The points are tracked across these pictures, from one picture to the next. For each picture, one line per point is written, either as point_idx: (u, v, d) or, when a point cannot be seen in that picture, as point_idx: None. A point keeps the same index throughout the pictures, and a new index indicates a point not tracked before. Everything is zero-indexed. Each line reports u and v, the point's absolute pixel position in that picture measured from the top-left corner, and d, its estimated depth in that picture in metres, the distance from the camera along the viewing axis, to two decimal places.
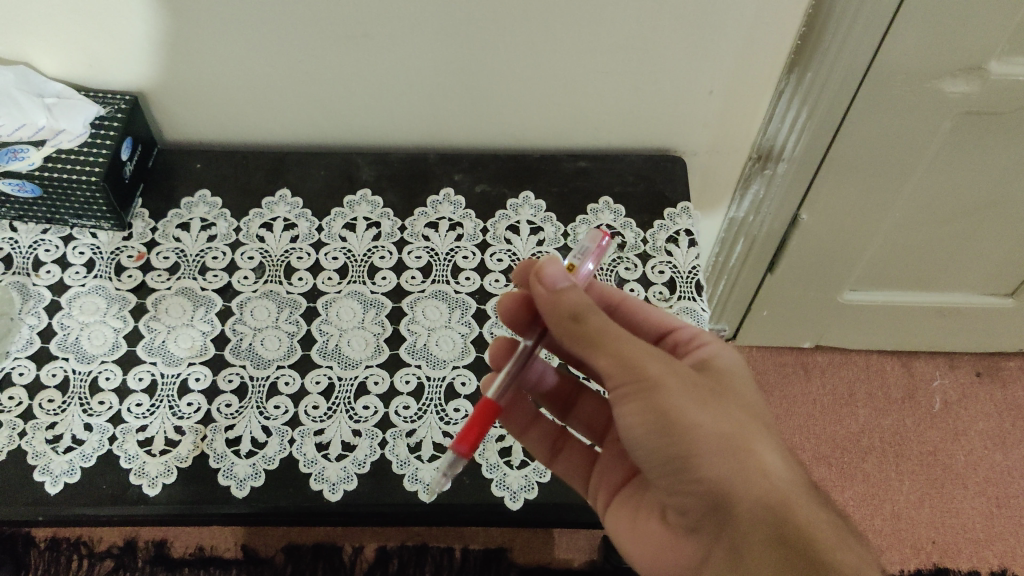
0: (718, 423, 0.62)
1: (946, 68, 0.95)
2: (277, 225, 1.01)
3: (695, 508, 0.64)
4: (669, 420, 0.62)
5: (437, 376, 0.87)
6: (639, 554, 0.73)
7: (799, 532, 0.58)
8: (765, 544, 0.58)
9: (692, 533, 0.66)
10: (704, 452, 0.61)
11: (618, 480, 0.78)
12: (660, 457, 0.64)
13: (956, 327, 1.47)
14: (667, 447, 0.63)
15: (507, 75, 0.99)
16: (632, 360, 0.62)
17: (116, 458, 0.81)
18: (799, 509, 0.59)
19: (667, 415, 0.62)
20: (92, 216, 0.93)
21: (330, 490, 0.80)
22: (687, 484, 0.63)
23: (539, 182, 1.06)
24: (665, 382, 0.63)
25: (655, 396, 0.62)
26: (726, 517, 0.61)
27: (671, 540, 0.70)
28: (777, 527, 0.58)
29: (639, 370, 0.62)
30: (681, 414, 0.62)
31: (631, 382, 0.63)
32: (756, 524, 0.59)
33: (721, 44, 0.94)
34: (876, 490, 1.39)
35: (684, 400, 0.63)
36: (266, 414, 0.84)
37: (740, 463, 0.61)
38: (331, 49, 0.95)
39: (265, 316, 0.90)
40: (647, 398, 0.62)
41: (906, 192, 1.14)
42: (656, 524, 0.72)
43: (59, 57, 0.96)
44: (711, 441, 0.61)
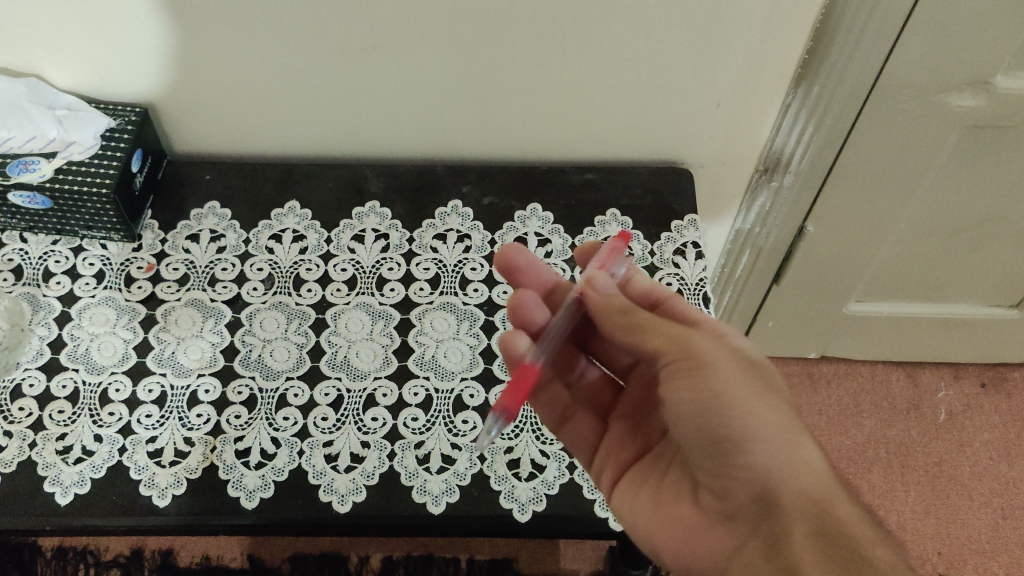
0: (771, 408, 0.50)
1: (949, 82, 0.73)
2: (205, 223, 0.76)
3: (735, 493, 0.49)
4: (717, 401, 0.49)
5: (375, 387, 0.66)
6: (646, 525, 0.55)
7: (844, 525, 0.45)
8: (805, 534, 0.45)
9: (725, 524, 0.50)
10: (757, 436, 0.48)
11: (630, 454, 0.59)
12: (703, 438, 0.50)
13: (959, 342, 1.17)
14: (707, 421, 0.49)
15: (445, 89, 0.74)
16: (679, 338, 0.51)
17: (13, 475, 0.61)
18: (843, 507, 0.46)
19: (719, 394, 0.49)
20: (80, 230, 0.73)
21: (155, 494, 0.60)
22: (729, 475, 0.49)
23: (495, 173, 0.81)
24: (718, 359, 0.50)
25: (703, 373, 0.49)
26: (767, 513, 0.47)
27: (694, 519, 0.52)
28: (819, 519, 0.45)
29: (683, 343, 0.51)
30: (735, 392, 0.49)
31: (679, 364, 0.50)
32: (797, 515, 0.46)
33: (717, 32, 0.68)
34: (942, 505, 1.12)
35: (737, 376, 0.50)
36: (100, 422, 0.63)
37: (790, 453, 0.48)
38: (218, 66, 0.71)
39: (136, 309, 0.70)
40: (693, 375, 0.50)
41: (915, 193, 0.87)
42: (684, 501, 0.53)
43: (68, 70, 0.72)
44: (766, 423, 0.49)
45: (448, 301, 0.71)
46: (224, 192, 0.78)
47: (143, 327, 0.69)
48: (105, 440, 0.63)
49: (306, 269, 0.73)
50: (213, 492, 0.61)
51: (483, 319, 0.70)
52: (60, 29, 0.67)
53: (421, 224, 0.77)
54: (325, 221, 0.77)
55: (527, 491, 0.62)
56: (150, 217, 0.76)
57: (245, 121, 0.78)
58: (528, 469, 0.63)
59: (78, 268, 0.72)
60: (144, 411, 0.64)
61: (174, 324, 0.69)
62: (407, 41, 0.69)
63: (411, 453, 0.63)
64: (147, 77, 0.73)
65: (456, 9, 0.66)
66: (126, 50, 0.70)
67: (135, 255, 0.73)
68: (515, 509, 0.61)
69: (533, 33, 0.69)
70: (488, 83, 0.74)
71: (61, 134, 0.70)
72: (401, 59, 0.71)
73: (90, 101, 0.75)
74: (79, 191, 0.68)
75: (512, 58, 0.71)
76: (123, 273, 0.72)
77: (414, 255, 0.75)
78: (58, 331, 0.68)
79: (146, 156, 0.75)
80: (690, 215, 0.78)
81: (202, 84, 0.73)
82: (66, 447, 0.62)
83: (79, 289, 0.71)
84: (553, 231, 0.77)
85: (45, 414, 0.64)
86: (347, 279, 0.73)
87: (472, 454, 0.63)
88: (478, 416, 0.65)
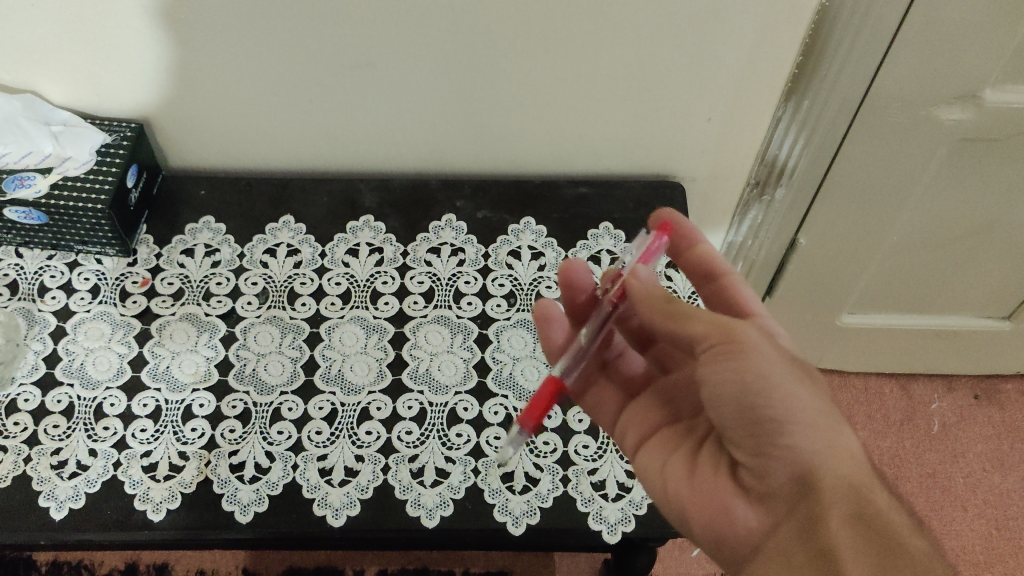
0: (811, 394, 0.49)
1: (939, 95, 0.74)
2: (200, 237, 0.76)
3: (773, 471, 0.49)
4: (758, 389, 0.48)
5: (369, 401, 0.66)
6: (676, 490, 0.54)
7: (880, 512, 0.46)
8: (844, 518, 0.45)
9: (760, 502, 0.50)
10: (798, 422, 0.48)
11: (657, 421, 0.59)
12: (739, 417, 0.49)
13: (953, 354, 1.18)
14: (748, 405, 0.48)
15: (438, 102, 0.74)
16: (720, 323, 0.50)
17: (8, 489, 0.61)
18: (878, 493, 0.47)
19: (760, 383, 0.48)
20: (76, 245, 0.73)
21: (149, 508, 0.60)
22: (767, 456, 0.49)
23: (489, 188, 0.82)
24: (759, 347, 0.49)
25: (745, 360, 0.48)
26: (806, 493, 0.47)
27: (728, 493, 0.51)
28: (859, 504, 0.46)
29: (725, 329, 0.49)
30: (778, 382, 0.48)
31: (718, 345, 0.49)
32: (835, 497, 0.46)
33: (707, 44, 0.68)
34: (936, 516, 1.12)
35: (778, 362, 0.49)
36: (95, 436, 0.64)
37: (831, 440, 0.48)
38: (213, 79, 0.71)
39: (131, 323, 0.70)
40: (733, 362, 0.49)
41: (907, 205, 0.87)
42: (719, 476, 0.53)
43: (61, 86, 0.72)
44: (806, 409, 0.48)
45: (442, 315, 0.72)
46: (219, 207, 0.79)
47: (138, 342, 0.69)
48: (99, 454, 0.63)
49: (300, 283, 0.73)
50: (208, 506, 0.61)
51: (476, 333, 0.71)
52: (54, 44, 0.68)
53: (415, 238, 0.77)
54: (320, 235, 0.77)
55: (520, 504, 0.62)
56: (145, 232, 0.77)
57: (241, 136, 0.78)
58: (522, 482, 0.63)
59: (74, 283, 0.72)
60: (139, 425, 0.64)
61: (169, 338, 0.69)
62: (401, 56, 0.69)
63: (405, 467, 0.63)
64: (142, 91, 0.73)
65: (450, 25, 0.67)
66: (118, 64, 0.70)
67: (130, 269, 0.74)
68: (509, 522, 0.61)
69: (526, 48, 0.69)
70: (481, 98, 0.74)
71: (57, 150, 0.71)
72: (395, 75, 0.71)
73: (86, 117, 0.76)
74: (76, 206, 0.68)
75: (505, 73, 0.72)
76: (118, 288, 0.72)
77: (408, 268, 0.75)
78: (53, 346, 0.68)
79: (141, 172, 0.75)
80: None
81: (197, 99, 0.74)
82: (61, 461, 0.62)
83: (74, 304, 0.71)
84: (547, 244, 0.77)
85: (40, 429, 0.64)
86: (341, 293, 0.73)
87: (466, 468, 0.63)
88: (472, 429, 0.65)
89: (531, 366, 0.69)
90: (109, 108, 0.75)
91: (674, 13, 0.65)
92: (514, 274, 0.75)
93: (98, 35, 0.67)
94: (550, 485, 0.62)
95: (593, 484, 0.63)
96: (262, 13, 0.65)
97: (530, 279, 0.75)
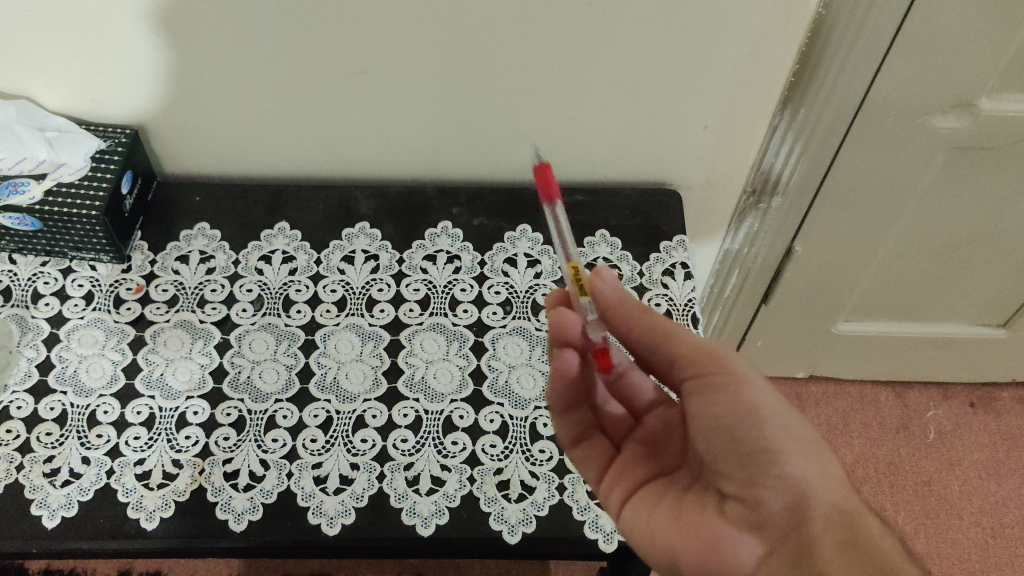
0: (803, 425, 0.50)
1: (934, 104, 0.74)
2: (194, 244, 0.76)
3: (765, 498, 0.49)
4: (753, 418, 0.49)
5: (364, 409, 0.66)
6: (664, 533, 0.52)
7: (872, 537, 0.46)
8: (837, 546, 0.46)
9: (753, 531, 0.49)
10: (790, 450, 0.49)
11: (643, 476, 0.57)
12: (731, 447, 0.50)
13: (948, 361, 1.18)
14: (740, 434, 0.49)
15: (431, 108, 0.74)
16: (712, 350, 0.51)
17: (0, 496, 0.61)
18: (869, 519, 0.48)
19: (755, 411, 0.49)
20: (70, 252, 0.73)
21: (143, 517, 0.60)
22: (759, 485, 0.49)
23: (486, 195, 0.82)
24: (751, 379, 0.50)
25: (743, 390, 0.49)
26: (798, 522, 0.48)
27: (713, 525, 0.50)
28: (849, 530, 0.47)
29: (720, 359, 0.50)
30: (770, 412, 0.49)
31: (716, 377, 0.50)
32: (827, 526, 0.47)
33: (702, 51, 0.68)
34: (932, 524, 1.12)
35: (771, 395, 0.50)
36: (87, 444, 0.63)
37: (822, 467, 0.49)
38: (206, 84, 0.71)
39: (125, 330, 0.70)
40: (723, 393, 0.50)
41: (902, 214, 0.87)
42: (710, 512, 0.51)
43: (53, 91, 0.72)
44: (799, 439, 0.49)
45: (438, 322, 0.71)
46: (213, 213, 0.78)
47: (132, 349, 0.69)
48: (93, 462, 0.62)
49: (295, 290, 0.73)
50: (202, 514, 0.61)
51: (472, 340, 0.70)
52: (43, 49, 0.67)
53: (410, 245, 0.77)
54: (316, 242, 0.77)
55: (516, 512, 0.61)
56: (140, 238, 0.76)
57: (234, 141, 0.78)
58: (518, 490, 0.62)
59: (68, 289, 0.72)
60: (133, 432, 0.64)
61: (163, 345, 0.69)
62: (396, 62, 0.69)
63: (400, 475, 0.63)
64: (134, 97, 0.73)
65: (446, 32, 0.67)
66: (110, 70, 0.70)
67: (125, 276, 0.73)
68: (505, 531, 0.60)
69: (523, 55, 0.69)
70: (477, 105, 0.74)
71: (51, 156, 0.70)
72: (390, 81, 0.71)
73: (81, 123, 0.75)
74: (70, 212, 0.68)
75: (500, 79, 0.71)
76: (113, 295, 0.72)
77: (404, 275, 0.75)
78: (47, 353, 0.68)
79: (136, 178, 0.75)
80: (679, 236, 0.78)
81: (190, 104, 0.73)
82: (54, 469, 0.62)
83: (68, 311, 0.71)
84: (542, 251, 0.77)
85: (33, 437, 0.63)
86: (336, 300, 0.73)
87: (461, 476, 0.63)
88: (467, 437, 0.65)
89: (526, 374, 0.69)
90: (102, 115, 0.75)
91: (671, 20, 0.65)
92: (510, 282, 0.75)
93: (89, 40, 0.67)
94: (546, 493, 0.62)
95: (588, 493, 0.63)
96: (259, 19, 0.65)
97: (525, 287, 0.74)
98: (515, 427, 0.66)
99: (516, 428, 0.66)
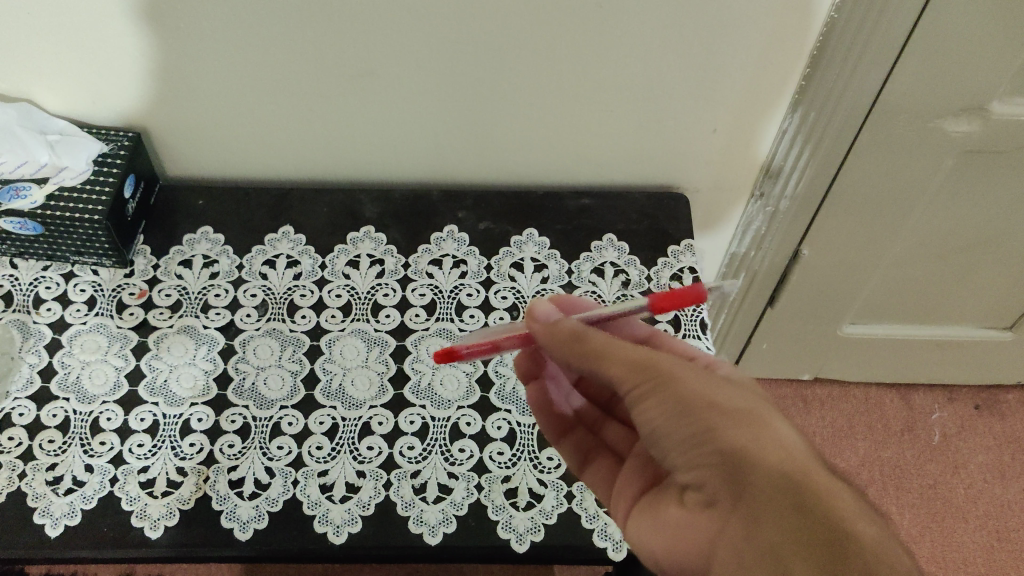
0: (742, 400, 0.46)
1: (945, 107, 0.73)
2: (197, 248, 0.75)
3: (710, 482, 0.44)
4: (682, 408, 0.45)
5: (370, 416, 0.65)
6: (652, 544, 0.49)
7: (816, 500, 0.40)
8: (777, 517, 0.40)
9: (709, 515, 0.44)
10: (723, 425, 0.44)
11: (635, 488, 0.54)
12: (673, 444, 0.46)
13: (954, 364, 1.17)
14: (677, 429, 0.45)
15: (436, 110, 0.73)
16: (636, 357, 0.47)
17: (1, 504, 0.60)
18: (818, 480, 0.41)
19: (683, 404, 0.45)
20: (71, 256, 0.72)
21: (147, 525, 0.59)
22: (700, 468, 0.44)
23: (493, 199, 0.81)
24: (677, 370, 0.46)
25: (670, 386, 0.45)
26: (740, 497, 0.42)
27: (682, 520, 0.46)
28: (791, 496, 0.41)
29: (642, 362, 0.46)
30: (697, 394, 0.45)
31: (641, 381, 0.46)
32: (767, 495, 0.41)
33: (713, 54, 0.68)
34: (936, 527, 1.12)
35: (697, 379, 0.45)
36: (91, 451, 0.62)
37: (761, 435, 0.43)
38: (210, 86, 0.70)
39: (128, 336, 0.69)
40: (651, 398, 0.46)
41: (910, 217, 0.87)
42: (676, 508, 0.47)
43: (54, 93, 0.71)
44: (731, 413, 0.44)
45: (444, 328, 0.71)
46: (217, 217, 0.78)
47: (135, 355, 0.68)
48: (96, 470, 0.62)
49: (299, 295, 0.72)
50: (207, 523, 0.60)
51: None
52: (43, 51, 0.66)
53: (416, 249, 0.76)
54: (320, 246, 0.76)
55: (524, 520, 0.61)
56: (142, 242, 0.76)
57: (239, 144, 0.77)
58: (525, 498, 0.62)
59: (69, 294, 0.71)
60: (136, 440, 0.63)
61: (167, 351, 0.68)
62: (402, 65, 0.69)
63: (407, 483, 0.62)
64: (137, 100, 0.72)
65: (453, 34, 0.66)
66: (113, 71, 0.69)
67: (127, 281, 0.73)
68: (513, 540, 0.60)
69: (530, 58, 0.68)
70: (483, 108, 0.73)
71: (53, 159, 0.70)
72: (396, 84, 0.71)
73: (82, 126, 0.75)
74: (71, 218, 0.67)
75: (508, 82, 0.71)
76: (115, 300, 0.71)
77: (410, 280, 0.74)
78: (49, 359, 0.67)
79: (139, 182, 0.74)
80: (687, 241, 0.77)
81: (193, 106, 0.73)
82: (56, 477, 0.61)
83: (70, 316, 0.70)
84: (549, 255, 0.76)
85: (36, 444, 0.63)
86: (341, 306, 0.72)
87: (468, 483, 0.62)
88: (475, 444, 0.64)
89: None
90: (105, 118, 0.74)
91: (681, 22, 0.65)
92: (517, 287, 0.74)
93: (91, 42, 0.66)
94: (554, 501, 0.62)
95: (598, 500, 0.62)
96: (265, 21, 0.64)
97: (533, 291, 0.74)
98: (522, 433, 0.65)
99: (523, 436, 0.65)
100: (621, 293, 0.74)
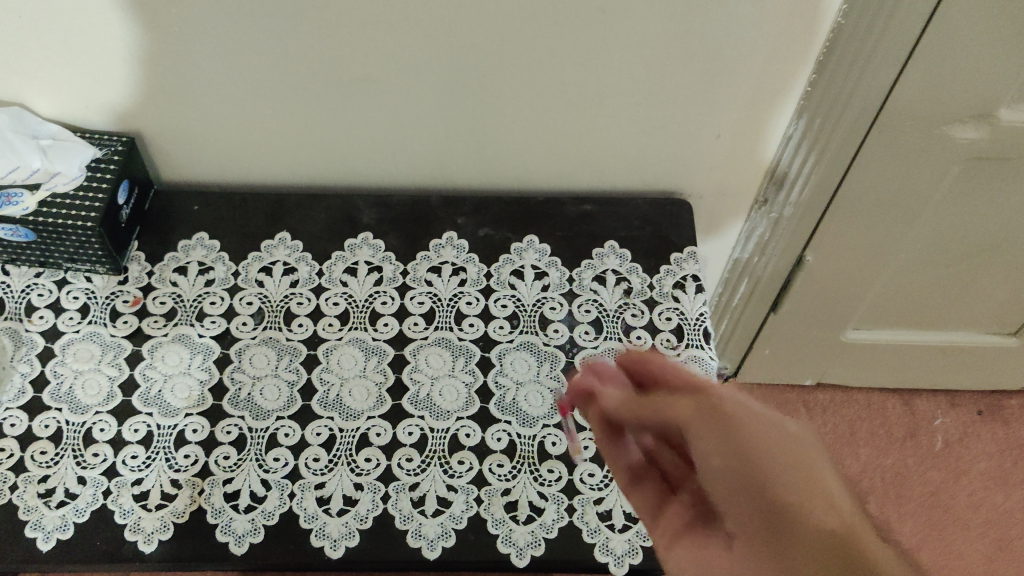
0: (796, 442, 0.40)
1: (952, 113, 0.72)
2: (192, 255, 0.74)
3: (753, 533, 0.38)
4: (734, 441, 0.40)
5: (368, 427, 0.64)
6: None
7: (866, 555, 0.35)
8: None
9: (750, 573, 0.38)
10: (777, 473, 0.38)
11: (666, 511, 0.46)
12: (719, 481, 0.40)
13: (957, 369, 1.16)
14: (727, 464, 0.40)
15: (436, 114, 0.72)
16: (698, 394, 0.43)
17: None
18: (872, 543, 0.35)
19: (738, 439, 0.40)
20: (64, 263, 0.71)
21: (141, 539, 0.58)
22: (747, 517, 0.38)
23: (492, 205, 0.80)
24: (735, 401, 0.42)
25: (727, 419, 0.41)
26: (780, 549, 0.37)
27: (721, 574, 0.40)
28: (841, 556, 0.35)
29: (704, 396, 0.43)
30: (754, 432, 0.40)
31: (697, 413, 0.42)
32: (817, 553, 0.35)
33: (718, 58, 0.66)
34: (938, 534, 1.11)
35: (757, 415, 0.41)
36: (83, 463, 0.61)
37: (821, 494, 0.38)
38: (206, 90, 0.69)
39: (122, 344, 0.68)
40: (704, 424, 0.41)
41: (916, 223, 0.86)
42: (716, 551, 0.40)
43: (46, 96, 0.69)
44: (784, 457, 0.39)
45: (443, 336, 0.70)
46: (213, 223, 0.77)
47: (129, 364, 0.67)
48: (89, 482, 0.60)
49: (296, 303, 0.71)
50: (201, 538, 0.59)
51: (478, 356, 0.69)
52: (35, 53, 0.65)
53: (415, 256, 0.75)
54: (318, 252, 0.75)
55: (525, 535, 0.60)
56: (137, 248, 0.74)
57: (235, 148, 0.76)
58: (526, 512, 0.61)
59: (62, 301, 0.70)
60: (130, 451, 0.62)
61: (161, 359, 0.67)
62: (401, 69, 0.67)
63: (406, 496, 0.61)
64: (132, 104, 0.71)
65: (454, 38, 0.65)
66: (106, 74, 0.68)
67: (121, 288, 0.72)
68: (513, 554, 0.59)
69: (532, 62, 0.67)
70: (484, 112, 0.72)
71: (45, 164, 0.68)
72: (396, 89, 0.69)
73: (75, 129, 0.73)
74: (64, 224, 0.66)
75: (509, 86, 0.69)
76: (109, 307, 0.70)
77: (408, 288, 0.73)
78: (41, 368, 0.66)
79: (133, 187, 0.73)
80: (690, 248, 0.76)
81: (189, 110, 0.71)
82: (48, 489, 0.60)
83: (63, 324, 0.69)
84: (550, 263, 0.75)
85: (27, 456, 0.61)
86: (339, 314, 0.71)
87: (467, 497, 0.61)
88: (474, 456, 0.63)
89: (534, 391, 0.67)
90: (99, 122, 0.73)
91: (685, 26, 0.64)
92: (517, 294, 0.73)
93: (83, 44, 0.65)
94: (555, 515, 0.61)
95: (599, 514, 0.61)
96: (262, 25, 0.63)
97: (533, 300, 0.72)
98: (523, 445, 0.64)
99: (524, 448, 0.64)
100: (622, 302, 0.73)
